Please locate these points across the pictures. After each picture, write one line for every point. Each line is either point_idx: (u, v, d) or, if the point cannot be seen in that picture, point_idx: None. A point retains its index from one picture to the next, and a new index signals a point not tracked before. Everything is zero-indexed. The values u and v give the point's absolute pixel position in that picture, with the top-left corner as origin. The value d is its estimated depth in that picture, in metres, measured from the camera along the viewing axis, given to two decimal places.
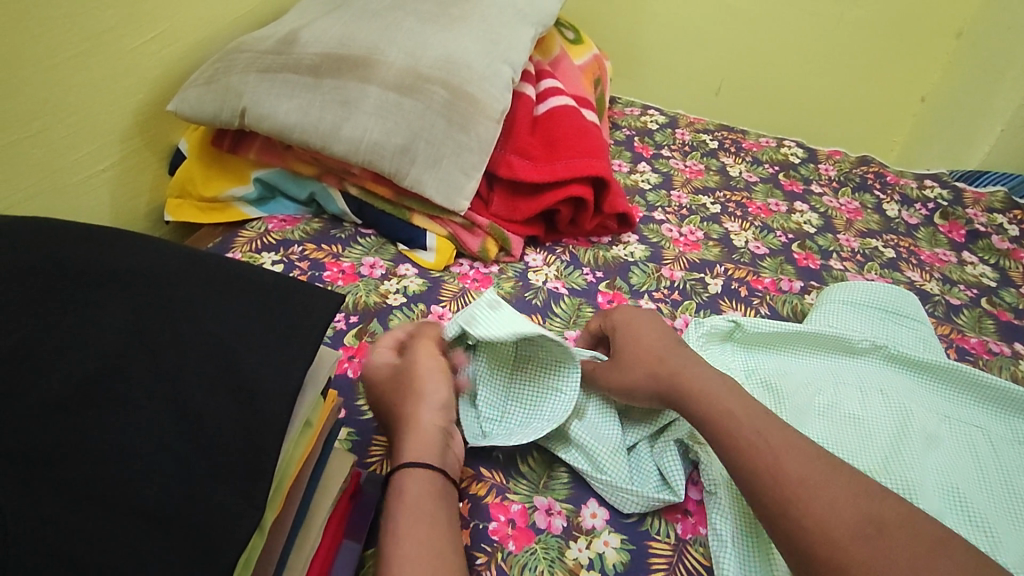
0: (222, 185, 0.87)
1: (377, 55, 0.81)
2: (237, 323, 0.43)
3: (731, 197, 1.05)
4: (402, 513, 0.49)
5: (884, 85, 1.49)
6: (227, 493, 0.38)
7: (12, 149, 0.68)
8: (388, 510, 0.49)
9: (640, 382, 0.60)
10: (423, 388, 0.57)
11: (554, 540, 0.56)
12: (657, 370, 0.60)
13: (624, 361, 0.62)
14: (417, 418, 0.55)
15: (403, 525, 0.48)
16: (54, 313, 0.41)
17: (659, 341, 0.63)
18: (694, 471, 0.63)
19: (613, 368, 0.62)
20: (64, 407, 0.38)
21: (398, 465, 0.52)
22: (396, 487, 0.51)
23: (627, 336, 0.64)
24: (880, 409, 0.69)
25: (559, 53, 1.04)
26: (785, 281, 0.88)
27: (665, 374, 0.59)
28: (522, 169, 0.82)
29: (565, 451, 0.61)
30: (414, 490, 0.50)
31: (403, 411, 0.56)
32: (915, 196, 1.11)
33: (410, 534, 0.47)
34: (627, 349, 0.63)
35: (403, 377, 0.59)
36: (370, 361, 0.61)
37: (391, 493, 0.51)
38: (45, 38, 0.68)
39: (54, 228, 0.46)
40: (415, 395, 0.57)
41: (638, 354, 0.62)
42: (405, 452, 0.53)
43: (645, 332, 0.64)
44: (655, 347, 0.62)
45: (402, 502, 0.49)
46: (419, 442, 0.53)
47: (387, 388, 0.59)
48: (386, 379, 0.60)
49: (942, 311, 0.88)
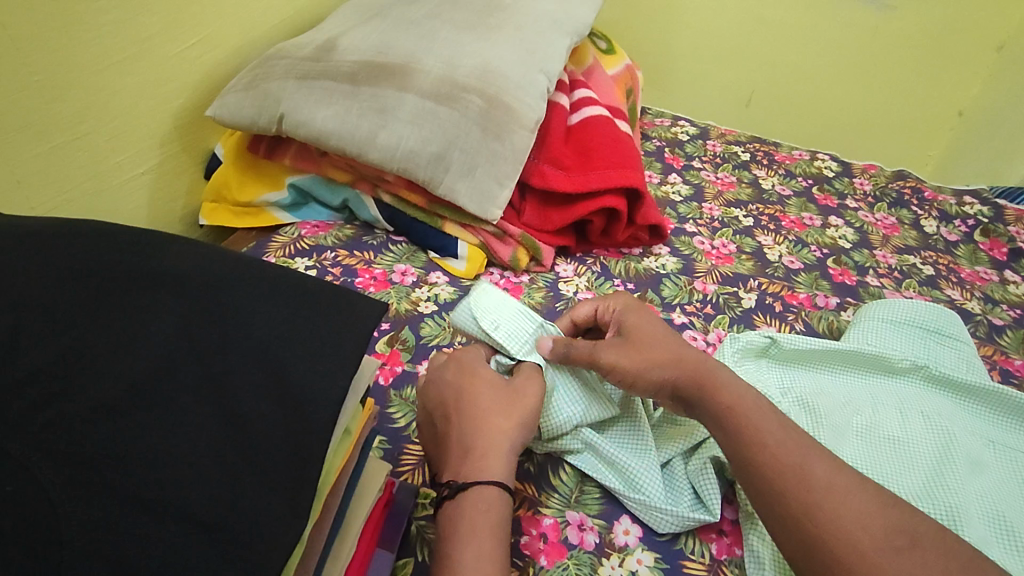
0: (257, 190, 0.88)
1: (414, 63, 0.81)
2: (283, 330, 0.43)
3: (764, 210, 1.03)
4: (483, 534, 0.48)
5: (920, 99, 1.46)
6: (270, 504, 0.38)
7: (56, 151, 0.70)
8: (466, 528, 0.49)
9: (660, 368, 0.57)
10: (523, 407, 0.56)
11: (586, 557, 0.56)
12: (675, 362, 0.57)
13: (639, 347, 0.59)
14: (506, 427, 0.55)
15: (487, 546, 0.48)
16: (100, 317, 0.41)
17: (671, 336, 0.60)
18: (730, 490, 0.61)
19: (624, 354, 0.58)
20: (113, 410, 0.38)
21: (486, 481, 0.51)
22: (480, 503, 0.50)
23: (635, 325, 0.62)
24: (922, 431, 0.67)
25: (592, 63, 1.03)
26: (821, 297, 0.87)
27: (690, 369, 0.56)
28: (556, 179, 0.82)
29: (597, 468, 0.61)
30: (497, 513, 0.50)
31: (495, 420, 0.55)
32: (954, 212, 1.08)
33: (492, 555, 0.47)
34: (636, 337, 0.60)
35: (506, 388, 0.58)
36: (470, 356, 0.61)
37: (469, 508, 0.50)
38: (92, 44, 0.70)
39: (100, 230, 0.47)
40: (515, 411, 0.56)
41: (654, 345, 0.58)
42: (490, 465, 0.52)
43: (655, 325, 0.62)
44: (666, 343, 0.59)
45: (486, 521, 0.49)
46: (501, 458, 0.53)
47: (480, 374, 0.58)
48: (483, 376, 0.58)
49: (984, 331, 0.86)
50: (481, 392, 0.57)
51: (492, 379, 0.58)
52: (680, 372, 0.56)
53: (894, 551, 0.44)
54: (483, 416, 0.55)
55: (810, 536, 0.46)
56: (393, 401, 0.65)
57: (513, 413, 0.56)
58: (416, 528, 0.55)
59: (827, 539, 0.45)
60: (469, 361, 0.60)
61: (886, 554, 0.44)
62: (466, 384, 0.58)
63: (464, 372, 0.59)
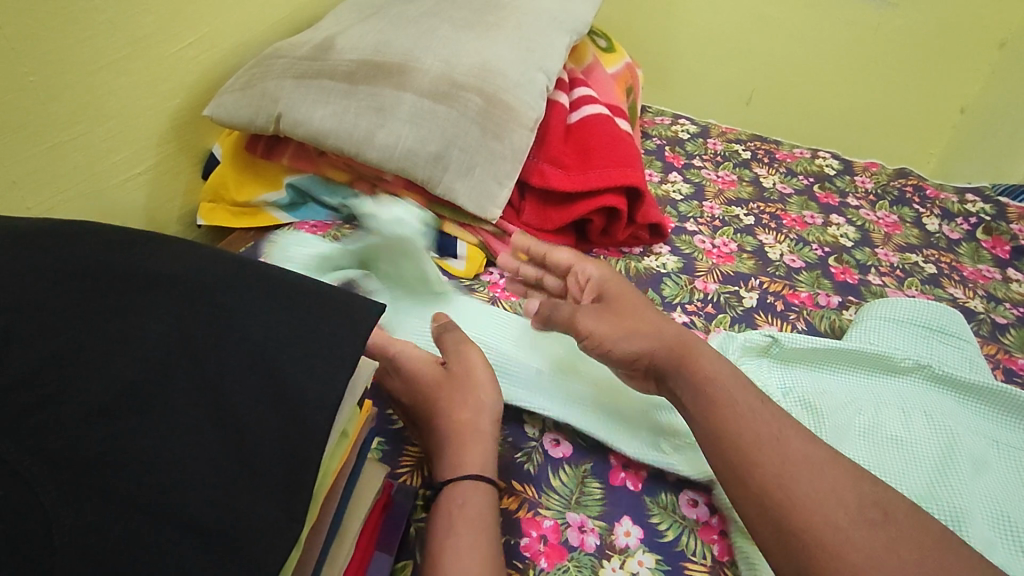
0: (254, 189, 0.87)
1: (412, 62, 0.81)
2: (278, 332, 0.43)
3: (765, 209, 1.03)
4: (461, 528, 0.48)
5: (922, 96, 1.46)
6: (264, 508, 0.37)
7: (52, 152, 0.69)
8: (443, 526, 0.49)
9: (637, 338, 0.58)
10: (479, 396, 0.58)
11: (587, 558, 0.55)
12: (651, 334, 0.58)
13: (617, 319, 0.60)
14: (468, 420, 0.56)
15: (466, 539, 0.48)
16: (93, 318, 0.41)
17: (650, 309, 0.62)
18: (709, 495, 0.61)
19: (601, 324, 0.60)
20: (106, 413, 0.37)
21: (459, 477, 0.52)
22: (456, 499, 0.50)
23: (614, 297, 0.63)
24: (925, 431, 0.66)
25: (591, 62, 1.03)
26: (822, 296, 0.86)
27: (667, 341, 0.58)
28: (555, 178, 0.81)
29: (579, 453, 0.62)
30: (473, 505, 0.50)
31: (458, 419, 0.56)
32: (956, 210, 1.08)
33: (473, 547, 0.47)
34: (615, 308, 0.61)
35: (457, 382, 0.58)
36: (409, 355, 0.59)
37: (445, 507, 0.50)
38: (87, 44, 0.69)
39: (94, 232, 0.46)
40: (475, 403, 0.57)
41: (632, 316, 0.60)
42: (464, 461, 0.53)
43: (633, 297, 0.63)
44: (644, 316, 0.60)
45: (463, 515, 0.49)
46: (472, 449, 0.54)
47: (418, 376, 0.58)
48: (430, 374, 0.58)
49: (987, 330, 0.85)
50: (436, 393, 0.57)
51: (433, 375, 0.58)
52: (656, 344, 0.58)
53: (881, 543, 0.43)
54: (441, 416, 0.56)
55: (792, 527, 0.45)
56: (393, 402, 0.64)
57: (467, 404, 0.57)
58: (415, 530, 0.54)
59: (819, 532, 0.44)
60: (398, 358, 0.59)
61: (893, 556, 0.42)
62: (418, 386, 0.58)
63: (407, 375, 0.58)
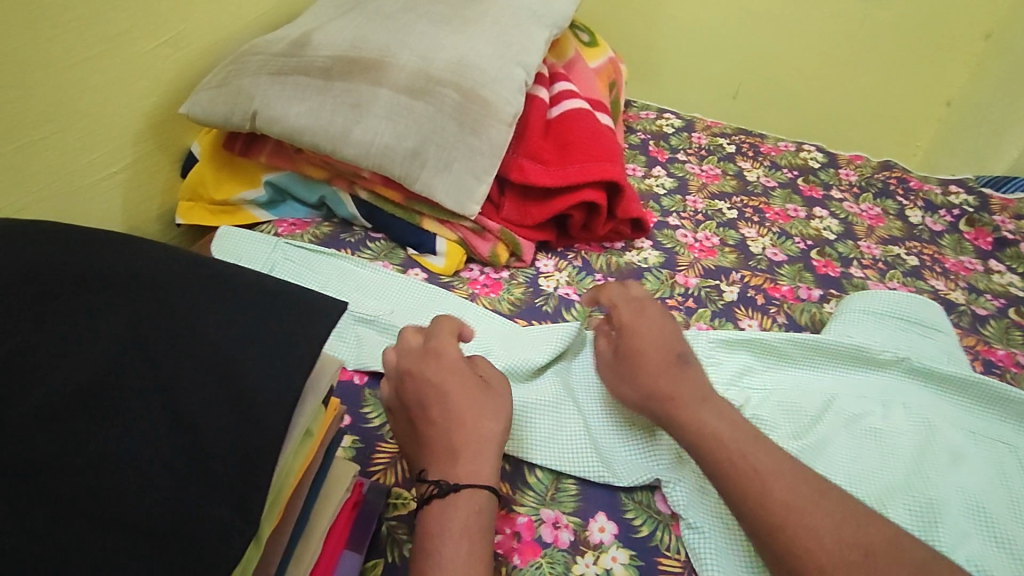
0: (233, 188, 0.87)
1: (388, 58, 0.80)
2: (239, 332, 0.42)
3: (748, 202, 1.03)
4: (476, 534, 0.50)
5: (908, 88, 1.45)
6: (217, 510, 0.37)
7: (22, 152, 0.69)
8: (457, 525, 0.50)
9: (634, 398, 0.60)
10: (501, 414, 0.57)
11: (560, 555, 0.55)
12: (649, 391, 0.59)
13: (626, 372, 0.61)
14: (490, 432, 0.56)
15: (478, 547, 0.49)
16: (48, 320, 0.41)
17: (663, 356, 0.61)
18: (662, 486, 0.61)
19: (622, 381, 0.62)
20: (58, 416, 0.37)
21: (481, 484, 0.52)
22: (474, 505, 0.51)
23: (633, 342, 0.63)
24: (903, 424, 0.66)
25: (573, 56, 1.02)
26: (803, 290, 0.86)
27: (657, 397, 0.58)
28: (534, 173, 0.81)
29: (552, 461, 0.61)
30: (487, 514, 0.51)
31: (483, 429, 0.55)
32: (940, 202, 1.08)
33: (482, 557, 0.49)
34: (632, 361, 0.61)
35: (489, 393, 0.58)
36: (448, 355, 0.60)
37: (461, 508, 0.51)
38: (56, 43, 0.69)
39: (54, 231, 0.46)
40: (499, 418, 0.57)
41: (642, 369, 0.60)
42: (478, 469, 0.53)
43: (660, 342, 0.62)
44: (653, 367, 0.60)
45: (480, 521, 0.50)
46: (493, 462, 0.54)
47: (459, 375, 0.58)
48: (461, 377, 0.58)
49: (967, 321, 0.86)
50: (462, 396, 0.57)
51: (470, 378, 0.59)
52: (644, 401, 0.59)
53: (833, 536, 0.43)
54: (471, 420, 0.56)
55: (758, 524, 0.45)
56: (367, 400, 0.65)
57: (499, 416, 0.57)
58: (387, 528, 0.55)
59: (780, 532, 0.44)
60: (442, 358, 0.60)
61: None
62: (444, 381, 0.58)
63: (439, 368, 0.59)
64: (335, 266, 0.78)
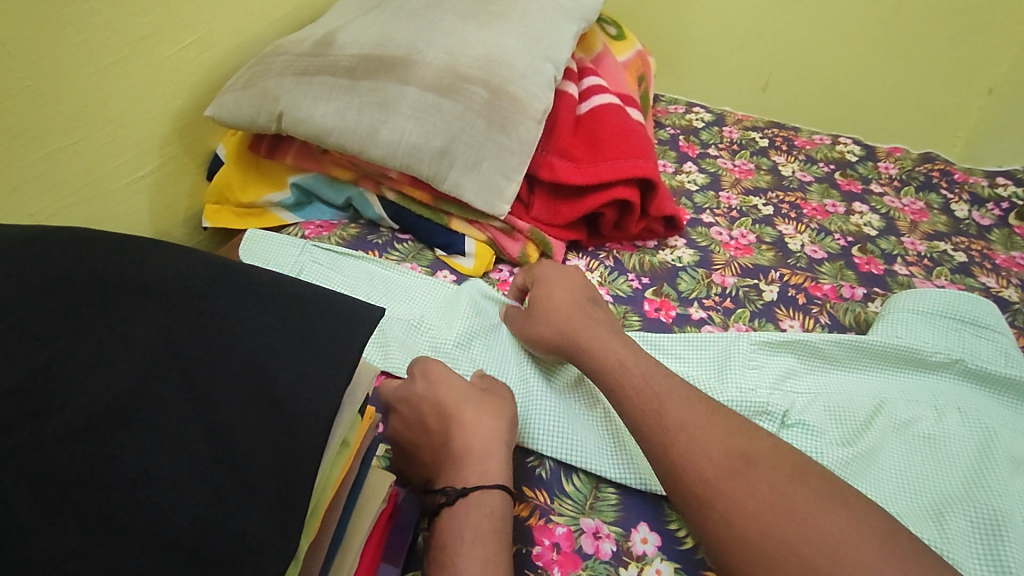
0: (259, 191, 0.86)
1: (415, 55, 0.79)
2: (272, 340, 0.41)
3: (784, 197, 0.99)
4: (488, 539, 0.48)
5: (948, 77, 1.40)
6: (252, 523, 0.36)
7: (52, 156, 0.68)
8: (469, 531, 0.48)
9: (543, 337, 0.64)
10: (500, 406, 0.57)
11: (602, 567, 0.53)
12: (563, 330, 0.63)
13: (536, 317, 0.65)
14: (493, 429, 0.55)
15: (491, 551, 0.47)
16: (81, 329, 0.40)
17: (571, 301, 0.65)
18: None
19: (532, 326, 0.65)
20: (91, 428, 0.36)
21: (487, 484, 0.51)
22: (483, 507, 0.50)
23: (542, 291, 0.67)
24: (960, 429, 0.63)
25: (601, 50, 0.99)
26: (846, 288, 0.83)
27: (562, 330, 0.63)
28: (564, 171, 0.79)
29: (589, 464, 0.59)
30: (497, 515, 0.50)
31: (486, 425, 0.55)
32: (986, 195, 1.03)
33: (497, 561, 0.47)
34: (540, 307, 0.65)
35: (481, 393, 0.58)
36: (434, 366, 0.59)
37: (472, 513, 0.49)
38: (86, 46, 0.68)
39: (85, 238, 0.45)
40: (498, 412, 0.56)
41: (552, 313, 0.64)
42: (486, 469, 0.52)
43: (567, 287, 0.67)
44: (562, 308, 0.64)
45: (491, 524, 0.49)
46: (500, 461, 0.53)
47: (450, 383, 0.58)
48: (450, 384, 0.58)
49: (1022, 320, 0.82)
50: (455, 401, 0.56)
51: (464, 385, 0.58)
52: (556, 339, 0.63)
53: None
54: (473, 421, 0.55)
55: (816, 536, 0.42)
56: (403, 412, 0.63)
57: (500, 413, 0.56)
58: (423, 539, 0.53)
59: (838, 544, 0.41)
60: (430, 371, 0.59)
61: None
62: (435, 393, 0.57)
63: (428, 382, 0.58)
64: (359, 269, 0.77)
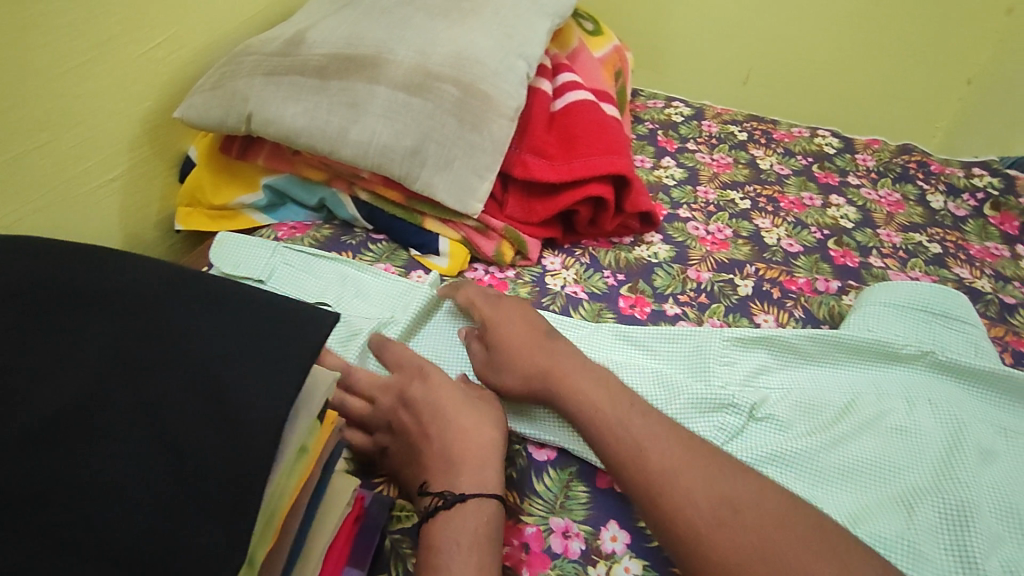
0: (232, 193, 0.85)
1: (385, 54, 0.78)
2: (229, 347, 0.41)
3: (762, 191, 0.99)
4: (483, 546, 0.48)
5: (927, 67, 1.40)
6: (207, 530, 0.36)
7: (18, 160, 0.67)
8: (466, 538, 0.48)
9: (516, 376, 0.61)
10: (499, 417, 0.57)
11: (570, 566, 0.53)
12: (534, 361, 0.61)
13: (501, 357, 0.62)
14: (491, 439, 0.55)
15: (487, 559, 0.48)
16: (32, 340, 0.39)
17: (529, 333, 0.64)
18: None
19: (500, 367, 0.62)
20: (41, 440, 0.36)
21: (486, 494, 0.51)
22: (482, 515, 0.50)
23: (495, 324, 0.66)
24: (930, 421, 0.63)
25: (576, 45, 0.99)
26: (821, 281, 0.83)
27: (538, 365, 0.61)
28: (538, 169, 0.78)
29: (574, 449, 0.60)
30: (494, 525, 0.50)
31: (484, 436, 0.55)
32: (962, 185, 1.03)
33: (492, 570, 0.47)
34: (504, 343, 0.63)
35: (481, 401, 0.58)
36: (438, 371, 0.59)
37: (468, 520, 0.49)
38: (50, 47, 0.67)
39: (39, 248, 0.44)
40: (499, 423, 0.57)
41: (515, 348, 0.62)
42: (483, 477, 0.52)
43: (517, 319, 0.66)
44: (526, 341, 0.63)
45: (488, 532, 0.49)
46: (471, 463, 0.53)
47: (451, 389, 0.58)
48: (452, 390, 0.58)
49: (995, 311, 0.82)
50: (458, 409, 0.56)
51: (464, 392, 0.58)
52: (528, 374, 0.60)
53: None
54: (473, 430, 0.55)
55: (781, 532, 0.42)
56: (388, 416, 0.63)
57: (498, 424, 0.57)
58: (390, 542, 0.53)
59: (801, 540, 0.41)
60: (433, 376, 0.59)
61: None
62: (437, 399, 0.57)
63: (429, 386, 0.58)
64: (331, 271, 0.76)
